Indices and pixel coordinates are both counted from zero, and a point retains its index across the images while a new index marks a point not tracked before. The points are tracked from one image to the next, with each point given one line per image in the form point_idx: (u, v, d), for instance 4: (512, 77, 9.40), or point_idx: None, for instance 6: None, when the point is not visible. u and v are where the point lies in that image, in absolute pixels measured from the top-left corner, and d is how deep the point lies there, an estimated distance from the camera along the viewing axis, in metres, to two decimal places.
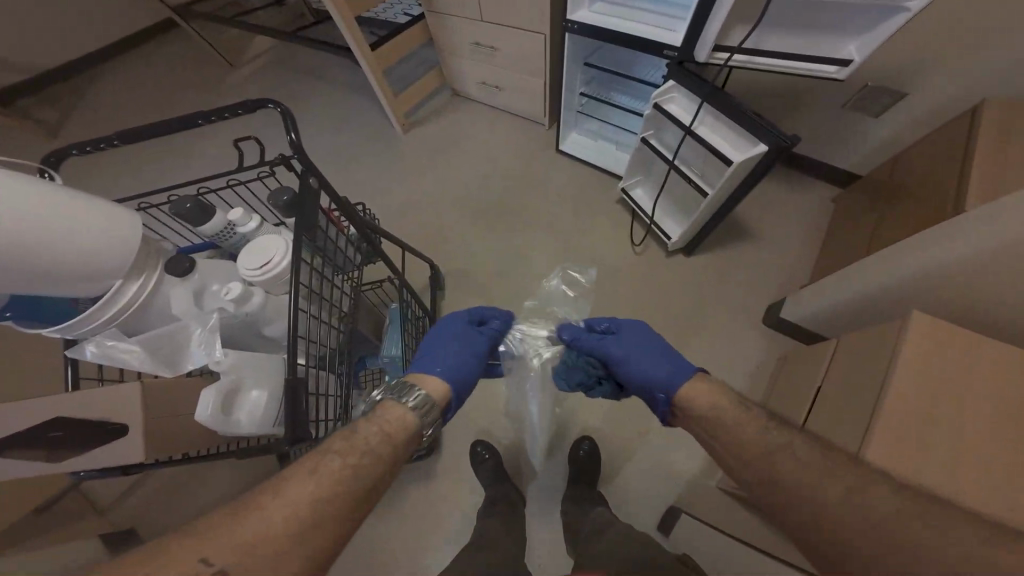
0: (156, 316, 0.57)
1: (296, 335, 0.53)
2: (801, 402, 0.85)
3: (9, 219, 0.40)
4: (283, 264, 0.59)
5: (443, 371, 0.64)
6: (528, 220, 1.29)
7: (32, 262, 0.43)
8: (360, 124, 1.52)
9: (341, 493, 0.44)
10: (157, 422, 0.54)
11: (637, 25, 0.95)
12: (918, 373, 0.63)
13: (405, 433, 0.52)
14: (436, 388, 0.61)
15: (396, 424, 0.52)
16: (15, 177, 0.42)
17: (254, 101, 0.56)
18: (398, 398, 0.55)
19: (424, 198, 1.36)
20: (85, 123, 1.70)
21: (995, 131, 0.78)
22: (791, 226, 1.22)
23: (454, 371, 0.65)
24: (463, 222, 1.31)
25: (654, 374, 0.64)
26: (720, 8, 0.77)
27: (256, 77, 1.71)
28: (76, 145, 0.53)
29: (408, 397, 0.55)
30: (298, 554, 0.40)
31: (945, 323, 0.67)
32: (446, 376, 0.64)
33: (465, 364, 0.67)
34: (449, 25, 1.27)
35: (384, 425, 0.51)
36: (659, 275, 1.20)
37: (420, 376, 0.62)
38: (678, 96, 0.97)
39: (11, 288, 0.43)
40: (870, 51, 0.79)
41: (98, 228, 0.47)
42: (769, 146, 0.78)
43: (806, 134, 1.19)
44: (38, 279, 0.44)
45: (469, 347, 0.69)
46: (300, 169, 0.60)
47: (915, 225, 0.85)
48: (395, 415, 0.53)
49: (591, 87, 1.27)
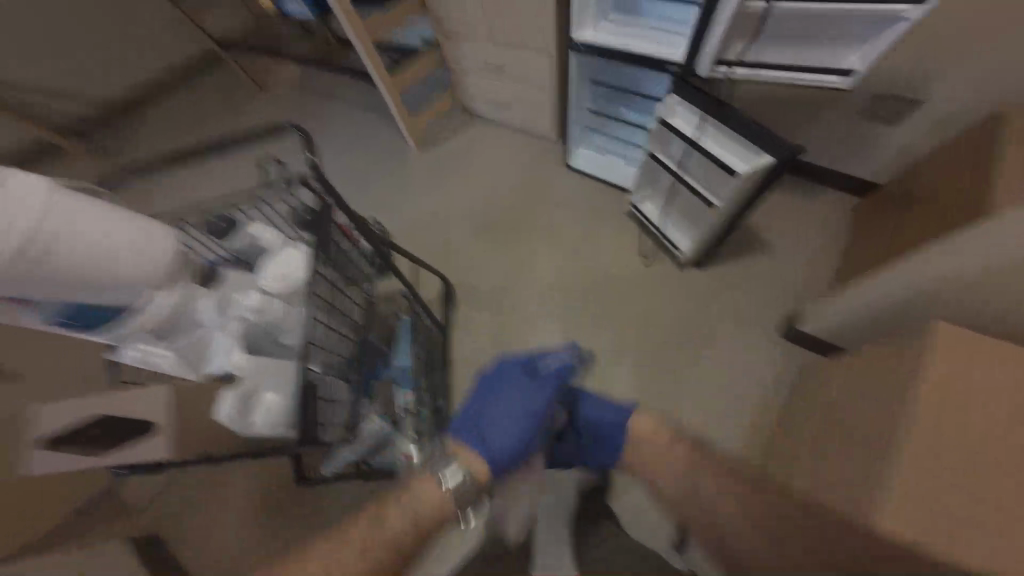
0: (186, 324, 0.60)
1: (309, 342, 0.57)
2: (820, 421, 0.81)
3: (58, 234, 0.45)
4: (300, 275, 0.64)
5: (490, 450, 0.76)
6: (527, 231, 1.32)
7: (69, 273, 0.46)
8: (378, 143, 1.59)
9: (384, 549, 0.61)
10: (180, 422, 0.59)
11: (641, 42, 0.98)
12: (942, 387, 0.60)
13: (437, 513, 0.66)
14: (478, 462, 0.73)
15: (431, 501, 0.67)
16: (65, 192, 0.46)
17: (278, 125, 0.61)
18: (439, 481, 0.68)
19: (429, 217, 1.41)
20: (126, 148, 1.83)
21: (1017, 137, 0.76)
22: (806, 236, 1.20)
23: (497, 452, 0.76)
24: (470, 237, 1.34)
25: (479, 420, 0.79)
26: (719, 24, 0.80)
27: (281, 102, 1.82)
28: (124, 168, 0.60)
29: (449, 478, 0.68)
30: None
31: (973, 333, 0.63)
32: (491, 455, 0.75)
33: (514, 442, 0.77)
34: (461, 48, 1.32)
35: (416, 510, 0.66)
36: (661, 283, 1.20)
37: (467, 452, 0.75)
38: (681, 110, 0.98)
39: (51, 294, 0.48)
40: (874, 59, 0.80)
41: (131, 242, 0.51)
42: (776, 157, 0.79)
43: (818, 144, 1.17)
44: (55, 284, 0.46)
45: (522, 422, 0.79)
46: (318, 187, 0.65)
47: (937, 233, 0.82)
48: (427, 492, 0.67)
49: (598, 103, 1.30)
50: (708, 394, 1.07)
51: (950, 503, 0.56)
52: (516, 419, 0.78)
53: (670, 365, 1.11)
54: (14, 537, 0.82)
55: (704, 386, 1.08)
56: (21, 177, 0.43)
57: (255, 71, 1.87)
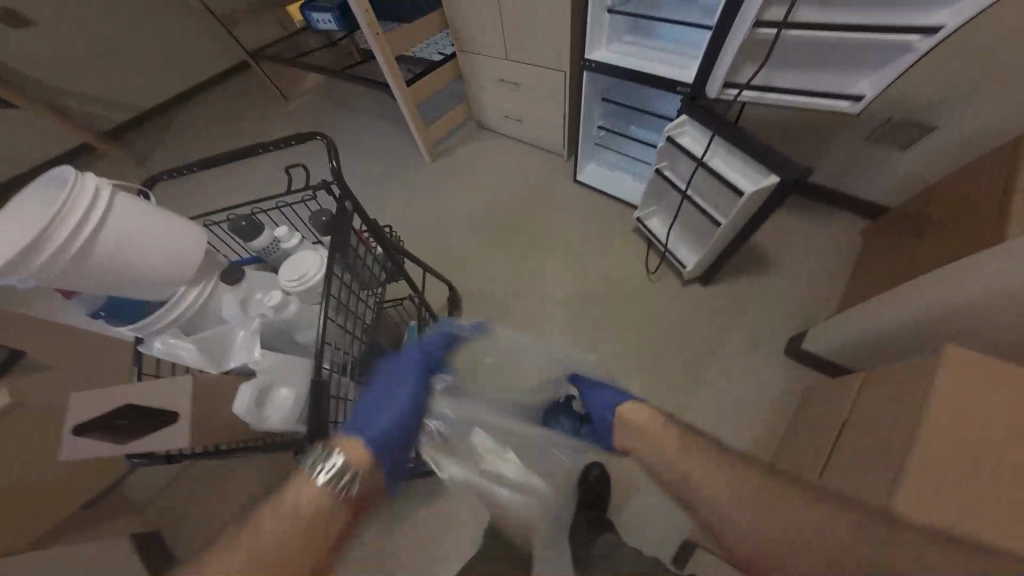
0: (210, 318, 0.65)
1: (323, 342, 0.59)
2: (825, 438, 0.81)
3: (107, 236, 0.50)
4: (317, 276, 0.66)
5: (372, 430, 0.57)
6: (526, 236, 1.36)
7: (115, 270, 0.52)
8: (391, 153, 1.63)
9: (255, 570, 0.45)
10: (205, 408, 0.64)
11: (652, 64, 1.01)
12: (960, 410, 0.58)
13: (318, 509, 0.50)
14: (359, 451, 0.54)
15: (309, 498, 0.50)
16: (123, 200, 0.52)
17: (305, 133, 0.64)
18: (312, 468, 0.51)
19: (432, 223, 1.43)
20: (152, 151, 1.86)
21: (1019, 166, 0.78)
22: (814, 257, 1.20)
23: (385, 434, 0.58)
24: (467, 241, 1.38)
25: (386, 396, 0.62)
26: (730, 49, 0.83)
27: (300, 109, 1.87)
28: (166, 171, 0.65)
29: (321, 469, 0.50)
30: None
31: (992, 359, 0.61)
32: (372, 437, 0.56)
33: (404, 417, 0.60)
34: (478, 64, 1.37)
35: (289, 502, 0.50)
36: (657, 291, 1.22)
37: (344, 440, 0.55)
38: (691, 130, 1.00)
39: (97, 289, 0.53)
40: (883, 87, 0.81)
41: (169, 244, 0.57)
42: (780, 178, 0.81)
43: (825, 167, 1.20)
44: (103, 277, 0.52)
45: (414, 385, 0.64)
46: (339, 193, 0.68)
47: (947, 258, 0.83)
48: (302, 489, 0.50)
49: (609, 122, 1.33)
50: (704, 401, 1.06)
51: (937, 516, 0.54)
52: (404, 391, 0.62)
53: (664, 374, 1.11)
54: (24, 535, 0.80)
55: (699, 394, 1.08)
56: (70, 173, 0.48)
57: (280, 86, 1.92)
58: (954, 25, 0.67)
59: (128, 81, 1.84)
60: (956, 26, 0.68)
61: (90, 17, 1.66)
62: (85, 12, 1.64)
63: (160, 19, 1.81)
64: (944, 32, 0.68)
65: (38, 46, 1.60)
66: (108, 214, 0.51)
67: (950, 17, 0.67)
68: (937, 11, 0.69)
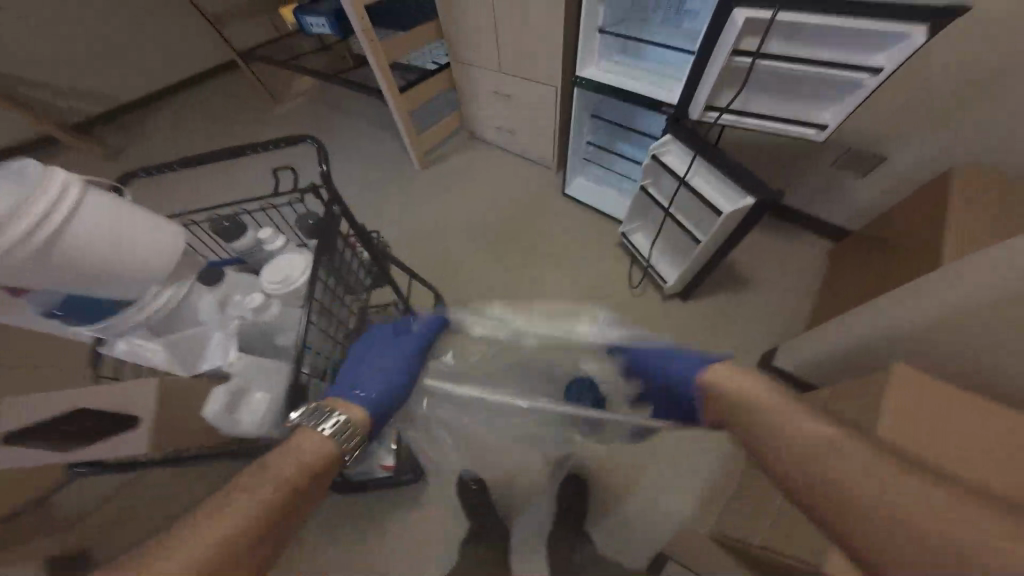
0: (185, 320, 0.64)
1: (304, 347, 0.58)
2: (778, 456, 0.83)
3: (79, 231, 0.48)
4: (301, 280, 0.65)
5: (366, 392, 0.62)
6: (527, 242, 1.37)
7: (89, 266, 0.49)
8: (381, 157, 1.62)
9: (242, 537, 0.42)
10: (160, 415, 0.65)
11: (639, 85, 1.05)
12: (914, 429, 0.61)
13: (319, 457, 0.50)
14: (357, 410, 0.58)
15: (310, 451, 0.50)
16: (95, 195, 0.50)
17: (296, 136, 0.64)
18: (315, 423, 0.52)
19: (430, 228, 1.43)
20: (129, 144, 1.80)
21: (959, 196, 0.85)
22: (787, 276, 1.26)
23: (379, 395, 0.62)
24: (462, 245, 1.38)
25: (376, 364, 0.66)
26: (711, 74, 0.87)
27: (288, 108, 1.85)
28: (144, 166, 0.63)
29: (325, 423, 0.53)
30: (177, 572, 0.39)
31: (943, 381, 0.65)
32: (368, 399, 0.61)
33: (394, 380, 0.65)
34: (472, 75, 1.39)
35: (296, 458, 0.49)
36: (647, 309, 1.24)
37: (340, 400, 0.59)
38: (676, 149, 1.03)
39: (67, 287, 0.50)
40: (844, 116, 0.86)
41: (147, 238, 0.55)
42: (755, 201, 0.85)
43: (799, 192, 1.26)
44: (73, 274, 0.49)
45: (399, 355, 0.68)
46: (328, 198, 0.67)
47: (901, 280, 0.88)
48: (303, 443, 0.51)
49: (597, 137, 1.37)
50: None
51: None
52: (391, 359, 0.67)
53: None
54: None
55: None
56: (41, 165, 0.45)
57: (269, 86, 1.91)
58: (892, 67, 0.74)
59: (127, 81, 1.85)
60: (896, 67, 0.75)
61: (89, 16, 1.66)
62: (84, 12, 1.63)
63: (160, 19, 1.81)
64: (885, 72, 0.75)
65: (38, 46, 1.59)
66: (81, 209, 0.48)
67: (889, 59, 0.74)
68: (881, 53, 0.76)
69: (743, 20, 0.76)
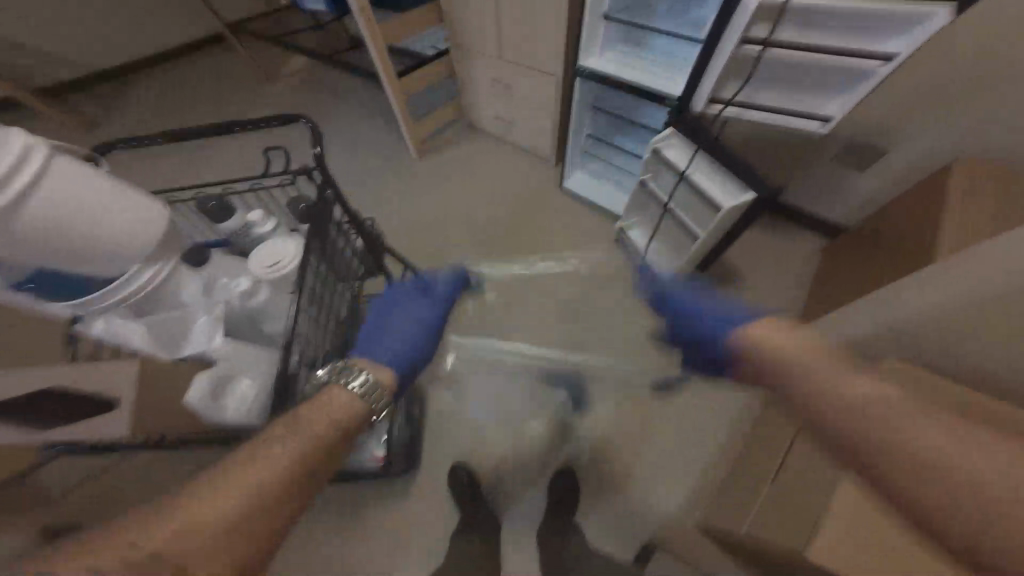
0: (166, 301, 0.62)
1: (293, 334, 0.57)
2: (771, 455, 0.80)
3: (44, 203, 0.45)
4: (291, 265, 0.63)
5: (392, 357, 0.63)
6: (529, 234, 1.36)
7: (56, 240, 0.47)
8: (376, 144, 1.59)
9: (275, 487, 0.43)
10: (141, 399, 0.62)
11: (641, 75, 1.03)
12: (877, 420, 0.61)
13: (348, 416, 0.52)
14: (384, 373, 0.60)
15: (339, 405, 0.52)
16: (63, 164, 0.47)
17: (289, 115, 0.61)
18: (342, 381, 0.55)
19: (428, 219, 1.41)
20: (112, 116, 1.71)
21: (961, 185, 0.85)
22: (782, 271, 1.25)
23: (404, 358, 0.64)
24: (460, 240, 1.36)
25: (401, 328, 0.67)
26: (717, 63, 0.85)
27: (281, 92, 1.79)
28: (127, 141, 0.60)
29: (351, 382, 0.55)
30: (210, 514, 0.40)
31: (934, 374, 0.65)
32: (394, 362, 0.63)
33: (417, 344, 0.66)
34: (471, 62, 1.36)
35: (325, 414, 0.50)
36: None
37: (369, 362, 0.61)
38: (677, 143, 1.01)
39: (33, 261, 0.47)
40: (851, 106, 0.85)
41: (122, 212, 0.52)
42: (755, 195, 0.85)
43: (797, 187, 1.25)
44: (38, 248, 0.46)
45: (422, 319, 0.70)
46: (320, 181, 0.65)
47: (895, 276, 0.88)
48: (332, 399, 0.52)
49: (597, 131, 1.35)
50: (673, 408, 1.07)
51: None
52: (415, 323, 0.68)
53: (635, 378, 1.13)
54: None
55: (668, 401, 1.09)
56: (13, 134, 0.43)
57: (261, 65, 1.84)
58: (906, 53, 0.73)
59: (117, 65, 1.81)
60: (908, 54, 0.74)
61: (88, 16, 1.68)
62: (84, 12, 1.65)
63: (160, 19, 1.81)
64: (898, 59, 0.74)
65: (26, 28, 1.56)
66: (47, 178, 0.45)
67: (903, 46, 0.73)
68: (893, 40, 0.75)
69: (754, 4, 0.74)
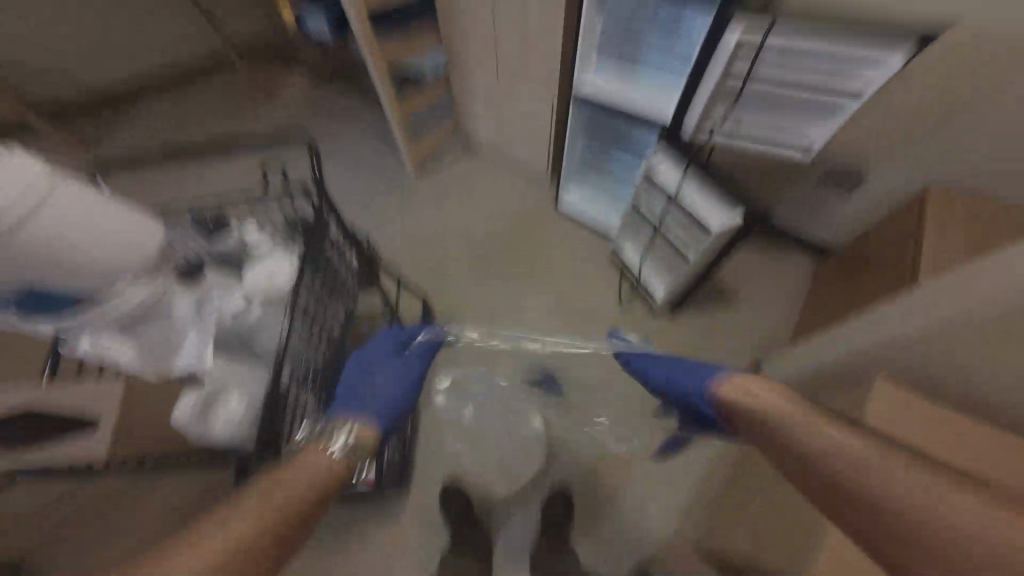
0: (156, 319, 0.61)
1: (285, 352, 0.57)
2: (763, 474, 0.80)
3: (40, 220, 0.45)
4: (285, 284, 0.64)
5: (371, 412, 0.67)
6: (527, 251, 1.39)
7: (46, 255, 0.47)
8: (373, 161, 1.60)
9: (271, 527, 0.48)
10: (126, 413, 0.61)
11: (632, 101, 1.06)
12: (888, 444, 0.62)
13: (336, 474, 0.57)
14: (365, 431, 0.64)
15: (326, 464, 0.57)
16: (67, 182, 0.47)
17: (288, 135, 0.62)
18: (324, 441, 0.60)
19: (429, 239, 1.42)
20: (109, 135, 1.73)
21: (936, 213, 0.89)
22: (770, 291, 1.28)
23: (382, 413, 0.68)
24: (459, 254, 1.39)
25: (381, 385, 0.70)
26: (703, 93, 0.90)
27: (278, 108, 1.80)
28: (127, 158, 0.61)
29: (333, 443, 0.60)
30: (216, 548, 0.44)
31: (914, 391, 0.67)
32: (373, 416, 0.67)
33: (396, 398, 0.70)
34: (470, 83, 1.38)
35: (315, 466, 0.56)
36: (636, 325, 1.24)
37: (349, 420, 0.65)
38: (665, 166, 1.04)
39: (23, 276, 0.47)
40: (827, 135, 0.94)
41: (116, 229, 0.52)
42: (742, 218, 0.87)
43: (784, 210, 1.29)
44: (30, 263, 0.46)
45: (401, 375, 0.72)
46: (318, 200, 0.66)
47: (879, 298, 0.90)
48: (316, 457, 0.57)
49: (591, 152, 1.38)
50: None
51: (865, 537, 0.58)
52: (395, 379, 0.71)
53: None
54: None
55: None
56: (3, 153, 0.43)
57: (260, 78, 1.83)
58: (870, 90, 0.83)
59: None
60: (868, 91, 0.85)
61: (90, 17, 1.52)
62: (85, 13, 1.50)
63: (160, 19, 1.63)
64: (863, 94, 0.84)
65: None
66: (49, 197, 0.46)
67: (866, 85, 0.83)
68: (853, 80, 0.85)
69: (736, 39, 0.79)
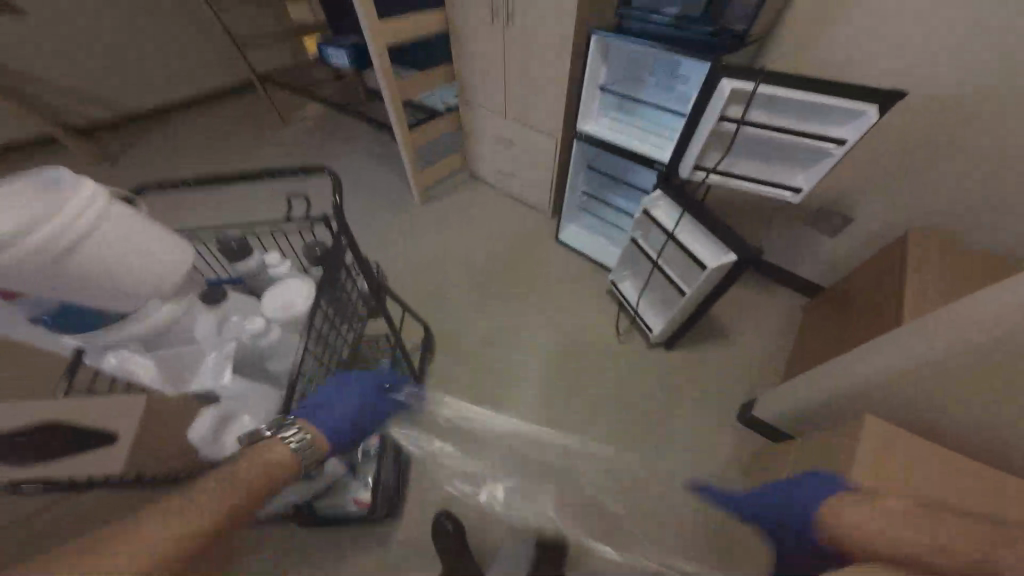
0: (176, 337, 0.64)
1: (297, 372, 0.59)
2: None
3: (89, 242, 0.49)
4: (302, 307, 0.65)
5: (330, 426, 0.60)
6: (527, 276, 1.41)
7: (83, 275, 0.49)
8: (380, 185, 1.66)
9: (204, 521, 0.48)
10: (146, 428, 0.56)
11: (632, 140, 1.13)
12: (878, 471, 0.66)
13: (284, 470, 0.55)
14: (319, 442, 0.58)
15: (276, 459, 0.55)
16: (115, 208, 0.51)
17: (313, 166, 0.65)
18: (281, 435, 0.56)
19: (429, 261, 1.44)
20: (128, 154, 1.80)
21: (922, 251, 0.95)
22: (763, 323, 1.32)
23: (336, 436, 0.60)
24: (459, 282, 1.39)
25: (342, 415, 0.62)
26: (700, 135, 0.94)
27: (290, 132, 1.87)
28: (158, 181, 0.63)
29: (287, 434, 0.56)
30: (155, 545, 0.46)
31: (897, 428, 0.71)
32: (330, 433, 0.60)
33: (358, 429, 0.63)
34: (478, 118, 1.47)
35: (265, 461, 0.54)
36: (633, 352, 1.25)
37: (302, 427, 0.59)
38: (664, 205, 1.10)
39: (56, 293, 0.49)
40: (816, 180, 0.95)
41: (150, 253, 0.55)
42: (736, 257, 0.90)
43: (774, 248, 1.35)
44: (69, 281, 0.49)
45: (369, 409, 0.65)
46: (336, 229, 0.68)
47: (864, 334, 0.94)
48: (273, 451, 0.55)
49: (590, 186, 1.44)
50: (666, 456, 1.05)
51: None
52: (362, 411, 0.64)
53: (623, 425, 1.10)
54: None
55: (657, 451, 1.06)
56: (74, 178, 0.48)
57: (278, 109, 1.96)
58: (855, 138, 0.83)
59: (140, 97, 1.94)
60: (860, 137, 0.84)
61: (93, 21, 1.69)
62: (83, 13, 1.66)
63: (160, 20, 1.83)
64: (847, 143, 0.84)
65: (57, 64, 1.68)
66: (100, 222, 0.50)
67: (852, 132, 0.83)
68: (844, 127, 0.85)
69: (729, 88, 0.84)
